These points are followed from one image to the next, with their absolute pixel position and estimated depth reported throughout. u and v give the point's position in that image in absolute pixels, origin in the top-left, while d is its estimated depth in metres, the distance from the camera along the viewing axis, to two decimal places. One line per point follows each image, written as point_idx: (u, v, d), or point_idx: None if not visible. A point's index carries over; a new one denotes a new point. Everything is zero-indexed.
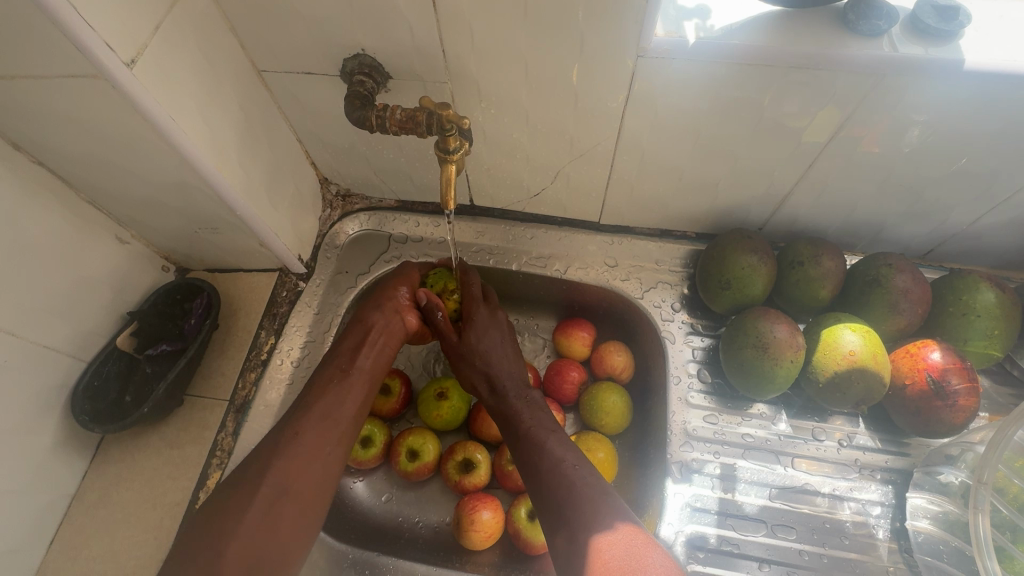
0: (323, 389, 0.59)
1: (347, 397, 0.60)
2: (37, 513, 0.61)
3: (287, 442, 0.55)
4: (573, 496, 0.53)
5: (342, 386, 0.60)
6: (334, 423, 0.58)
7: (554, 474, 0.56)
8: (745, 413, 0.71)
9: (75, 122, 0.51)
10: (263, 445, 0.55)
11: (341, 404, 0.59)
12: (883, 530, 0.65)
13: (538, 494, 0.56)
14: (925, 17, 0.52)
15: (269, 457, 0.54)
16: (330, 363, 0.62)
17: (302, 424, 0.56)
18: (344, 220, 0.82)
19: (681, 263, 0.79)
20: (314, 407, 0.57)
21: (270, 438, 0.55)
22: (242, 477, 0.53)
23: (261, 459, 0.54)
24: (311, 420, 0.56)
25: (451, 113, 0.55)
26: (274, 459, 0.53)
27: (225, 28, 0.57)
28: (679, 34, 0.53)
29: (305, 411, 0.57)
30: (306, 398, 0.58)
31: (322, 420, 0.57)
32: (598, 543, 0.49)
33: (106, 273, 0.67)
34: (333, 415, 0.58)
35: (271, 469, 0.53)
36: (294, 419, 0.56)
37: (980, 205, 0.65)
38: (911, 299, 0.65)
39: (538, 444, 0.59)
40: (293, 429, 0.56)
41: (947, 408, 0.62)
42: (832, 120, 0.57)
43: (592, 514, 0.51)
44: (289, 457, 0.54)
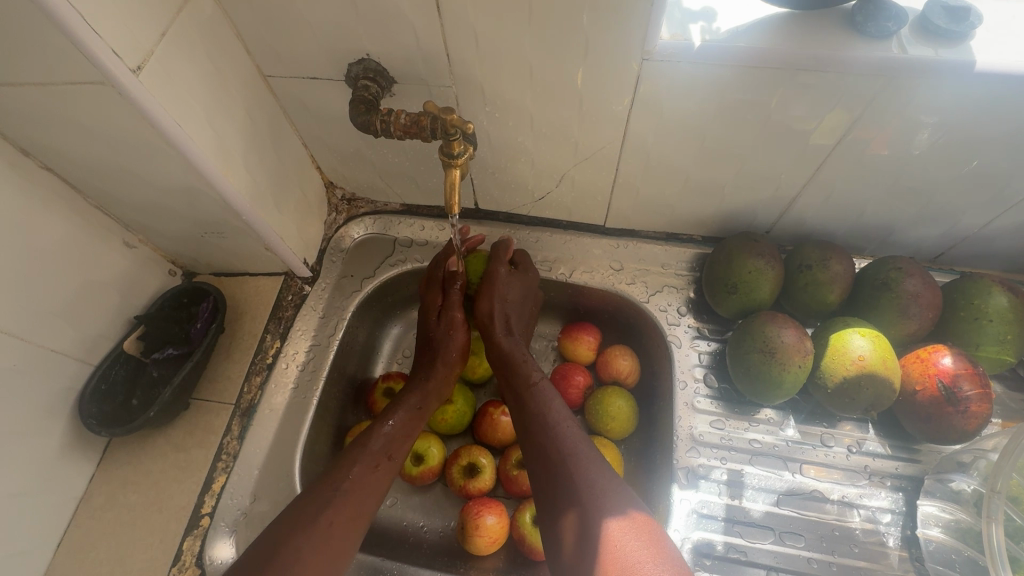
0: (360, 477, 0.58)
1: (378, 489, 0.59)
2: (44, 516, 0.61)
3: (321, 525, 0.52)
4: (575, 445, 0.57)
5: (377, 476, 0.59)
6: (363, 515, 0.56)
7: (557, 424, 0.59)
8: (753, 419, 0.70)
9: (83, 128, 0.52)
10: (285, 532, 0.51)
11: (371, 498, 0.57)
12: (894, 539, 0.64)
13: (535, 433, 0.59)
14: (935, 18, 0.51)
15: (299, 540, 0.50)
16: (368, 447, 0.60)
17: (340, 508, 0.54)
18: (348, 224, 0.82)
19: (687, 266, 0.78)
20: (352, 491, 0.56)
21: (300, 515, 0.53)
22: (268, 558, 0.49)
23: (290, 541, 0.50)
24: (348, 505, 0.55)
25: (455, 117, 0.56)
26: (303, 546, 0.50)
27: (230, 33, 0.58)
28: (684, 38, 0.52)
29: (343, 495, 0.55)
30: (342, 480, 0.57)
31: (357, 511, 0.55)
32: (610, 527, 0.49)
33: (113, 277, 0.67)
34: (364, 505, 0.56)
35: (301, 559, 0.49)
36: (331, 501, 0.54)
37: (992, 207, 0.64)
38: (922, 303, 0.64)
39: (546, 390, 0.63)
40: (329, 510, 0.54)
41: (959, 414, 0.61)
42: (840, 124, 0.57)
43: (597, 484, 0.53)
44: (321, 542, 0.51)
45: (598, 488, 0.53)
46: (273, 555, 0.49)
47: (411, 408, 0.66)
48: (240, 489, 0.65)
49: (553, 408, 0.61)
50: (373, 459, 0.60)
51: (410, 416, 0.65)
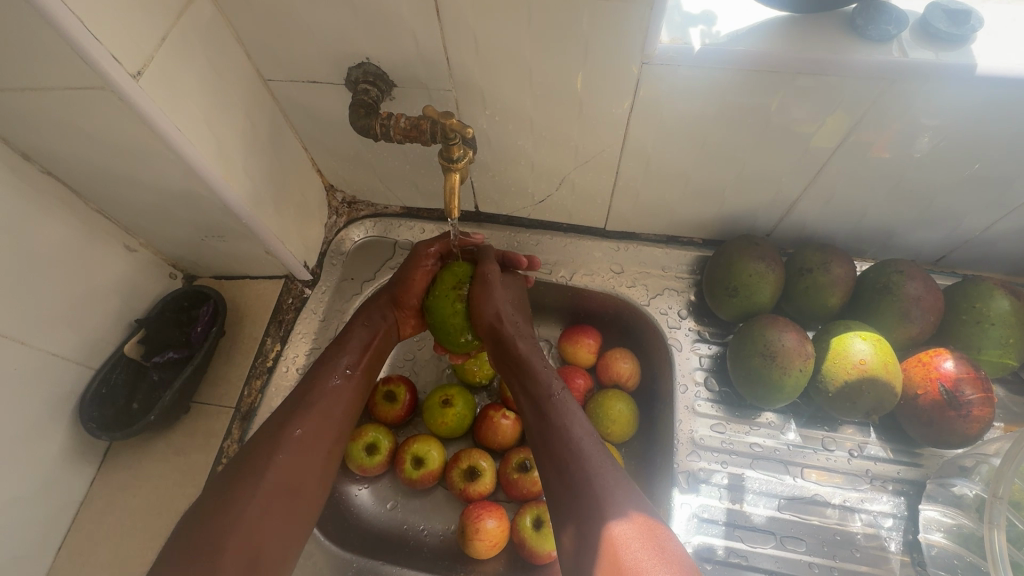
0: (321, 390, 0.59)
1: (345, 398, 0.61)
2: (45, 521, 0.61)
3: (289, 435, 0.55)
4: (593, 463, 0.52)
5: (340, 386, 0.61)
6: (333, 421, 0.59)
7: (572, 439, 0.54)
8: (754, 422, 0.70)
9: (84, 133, 0.52)
10: (257, 442, 0.54)
11: (341, 407, 0.60)
12: (895, 543, 0.63)
13: (552, 449, 0.55)
14: (935, 21, 0.51)
15: (269, 449, 0.54)
16: (328, 362, 0.62)
17: (306, 418, 0.57)
18: (349, 227, 0.82)
19: (687, 269, 0.78)
20: (316, 403, 0.58)
21: (268, 430, 0.55)
22: (241, 465, 0.53)
23: (261, 450, 0.54)
24: (315, 416, 0.57)
25: (454, 122, 0.55)
26: (274, 452, 0.54)
27: (230, 38, 0.58)
28: (683, 41, 0.52)
29: (307, 407, 0.58)
30: (305, 394, 0.59)
31: (323, 417, 0.58)
32: (615, 530, 0.47)
33: (114, 281, 0.67)
34: (333, 413, 0.59)
35: (273, 463, 0.53)
36: (294, 413, 0.57)
37: (994, 211, 0.64)
38: (923, 306, 0.64)
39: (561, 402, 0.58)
40: (295, 422, 0.56)
41: (961, 419, 0.61)
42: (840, 127, 0.57)
43: (611, 506, 0.49)
44: (291, 450, 0.54)
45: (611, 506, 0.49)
46: (243, 464, 0.52)
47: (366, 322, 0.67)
48: None
49: (571, 422, 0.56)
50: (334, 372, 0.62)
51: (366, 331, 0.66)
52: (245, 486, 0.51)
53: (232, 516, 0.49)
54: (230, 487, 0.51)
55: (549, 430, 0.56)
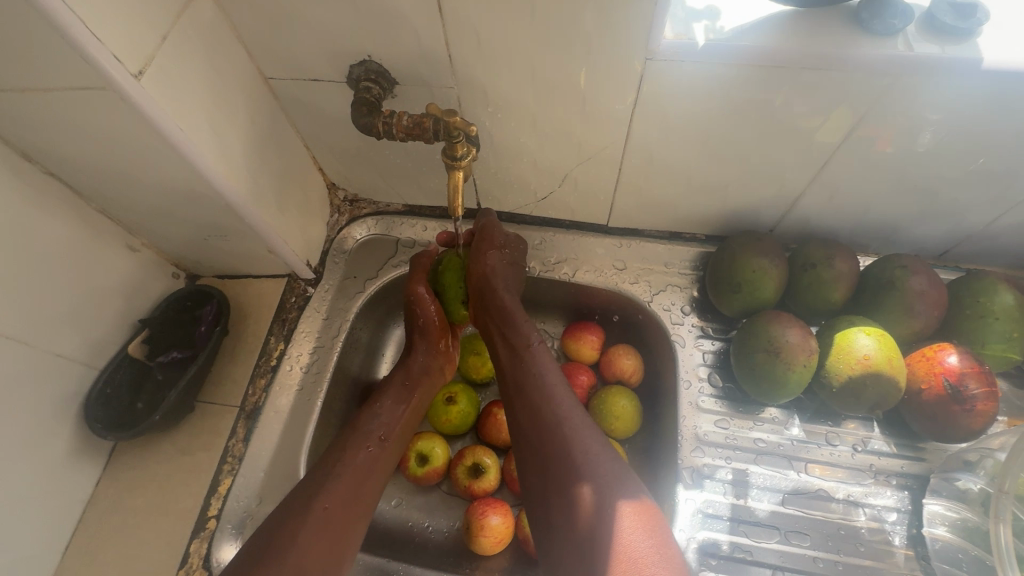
0: (355, 457, 0.60)
1: (376, 468, 0.61)
2: (51, 520, 0.62)
3: (315, 511, 0.54)
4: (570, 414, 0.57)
5: (371, 457, 0.61)
6: (363, 497, 0.58)
7: (552, 389, 0.59)
8: (757, 418, 0.70)
9: (83, 132, 0.51)
10: (279, 521, 0.53)
11: (369, 480, 0.59)
12: (899, 537, 0.64)
13: (533, 403, 0.59)
14: (941, 14, 0.51)
15: (294, 526, 0.52)
16: (361, 430, 0.63)
17: (334, 491, 0.56)
18: (351, 225, 0.82)
19: (690, 265, 0.78)
20: (343, 475, 0.58)
21: (295, 506, 0.54)
22: (263, 549, 0.50)
23: (284, 530, 0.52)
24: (343, 488, 0.57)
25: (458, 120, 0.55)
26: (299, 531, 0.52)
27: (231, 36, 0.57)
28: (687, 36, 0.52)
29: (335, 481, 0.57)
30: (336, 465, 0.59)
31: (351, 492, 0.57)
32: (624, 510, 0.49)
33: (116, 280, 0.67)
34: (360, 489, 0.58)
35: (296, 543, 0.51)
36: (322, 488, 0.56)
37: (998, 205, 0.64)
38: (927, 301, 0.64)
39: (540, 354, 0.63)
40: (322, 497, 0.55)
41: (965, 413, 0.61)
42: (846, 121, 0.56)
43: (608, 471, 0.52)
44: (315, 527, 0.53)
45: (609, 472, 0.52)
46: (267, 547, 0.50)
47: (401, 385, 0.69)
48: (246, 491, 0.65)
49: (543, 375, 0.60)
50: (367, 440, 0.62)
51: (399, 394, 0.68)
52: (268, 569, 0.49)
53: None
54: (246, 574, 0.48)
55: (529, 385, 0.60)
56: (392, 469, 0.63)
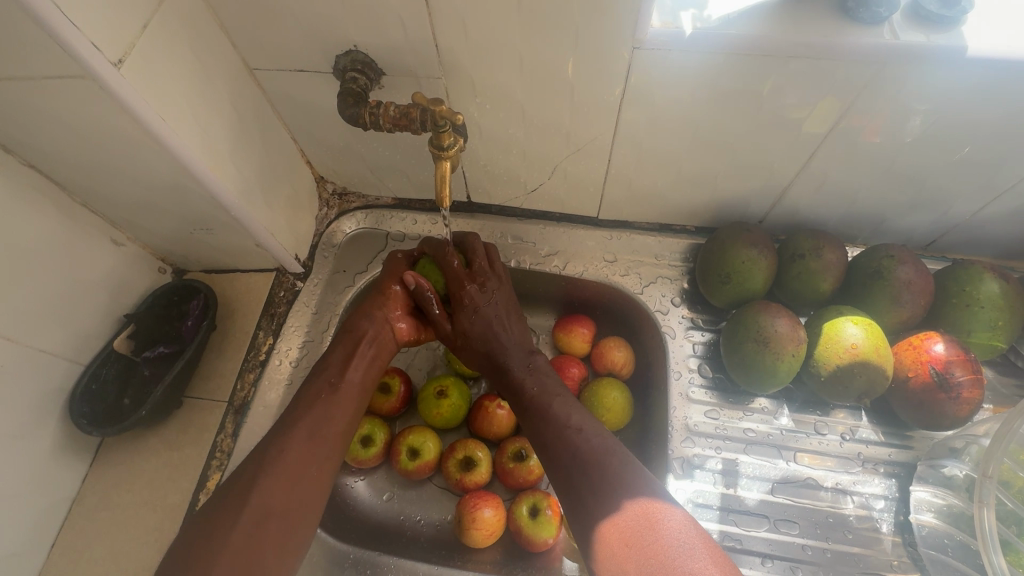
0: (310, 405, 0.58)
1: (334, 411, 0.59)
2: (36, 518, 0.61)
3: (271, 459, 0.53)
4: (582, 447, 0.55)
5: (328, 402, 0.59)
6: (322, 441, 0.56)
7: (563, 428, 0.58)
8: (747, 408, 0.70)
9: (62, 122, 0.51)
10: (243, 467, 0.53)
11: (329, 423, 0.58)
12: (887, 524, 0.64)
13: (546, 446, 0.58)
14: (927, 3, 0.51)
15: (251, 475, 0.52)
16: (315, 379, 0.60)
17: (290, 440, 0.55)
18: (340, 219, 0.81)
19: (680, 257, 0.78)
20: (300, 421, 0.56)
21: (256, 454, 0.54)
22: (226, 495, 0.51)
23: (245, 475, 0.52)
24: (297, 436, 0.55)
25: (444, 108, 0.55)
26: (257, 478, 0.52)
27: (214, 25, 0.56)
28: (675, 25, 0.52)
29: (292, 428, 0.56)
30: (292, 413, 0.57)
31: (307, 438, 0.56)
32: (609, 526, 0.49)
33: (100, 275, 0.66)
34: (320, 434, 0.57)
35: (253, 489, 0.51)
36: (277, 437, 0.55)
37: (983, 195, 0.64)
38: (914, 290, 0.64)
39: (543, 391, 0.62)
40: (278, 445, 0.54)
41: (951, 401, 0.61)
42: (832, 111, 0.57)
43: (609, 503, 0.50)
44: (273, 473, 0.52)
45: (606, 498, 0.51)
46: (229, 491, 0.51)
47: (351, 338, 0.64)
48: None
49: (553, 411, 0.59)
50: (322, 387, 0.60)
51: (351, 342, 0.64)
52: (229, 512, 0.49)
53: (213, 549, 0.47)
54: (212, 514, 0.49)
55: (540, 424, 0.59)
56: (358, 408, 0.61)
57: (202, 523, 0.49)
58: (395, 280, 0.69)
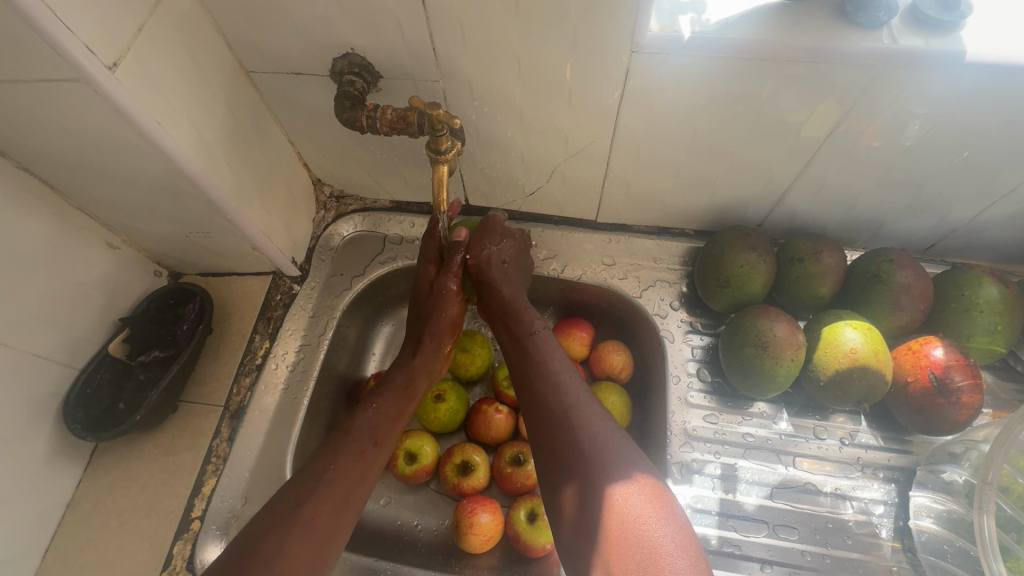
0: (347, 465, 0.54)
1: (369, 475, 0.55)
2: (30, 523, 0.60)
3: (302, 521, 0.48)
4: (577, 400, 0.55)
5: (365, 462, 0.55)
6: (354, 505, 0.53)
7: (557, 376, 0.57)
8: (746, 412, 0.70)
9: (56, 126, 0.50)
10: (265, 529, 0.47)
11: (362, 486, 0.54)
12: (886, 529, 0.64)
13: (535, 393, 0.57)
14: (926, 7, 0.51)
15: (278, 536, 0.47)
16: (354, 433, 0.57)
17: (324, 501, 0.51)
18: (337, 222, 0.81)
19: (679, 260, 0.78)
20: (336, 482, 0.52)
21: (281, 513, 0.49)
22: (248, 559, 0.45)
23: (270, 538, 0.47)
24: (333, 498, 0.51)
25: (441, 113, 0.54)
26: (285, 541, 0.47)
27: (211, 28, 0.56)
28: (673, 29, 0.52)
29: (327, 488, 0.51)
30: (327, 470, 0.53)
31: (342, 502, 0.52)
32: (614, 496, 0.46)
33: (96, 279, 0.66)
34: (352, 498, 0.53)
35: (283, 555, 0.46)
36: (311, 494, 0.50)
37: (982, 199, 0.64)
38: (913, 295, 0.64)
39: (542, 340, 0.61)
40: (312, 505, 0.50)
41: (950, 406, 0.61)
42: (832, 115, 0.56)
43: (606, 462, 0.49)
44: (305, 538, 0.48)
45: (607, 466, 0.49)
46: (251, 556, 0.45)
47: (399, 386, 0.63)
48: (231, 492, 0.64)
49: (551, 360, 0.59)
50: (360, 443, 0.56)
51: (397, 399, 0.62)
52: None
53: None
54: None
55: (532, 372, 0.59)
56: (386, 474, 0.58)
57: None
58: (429, 266, 0.69)
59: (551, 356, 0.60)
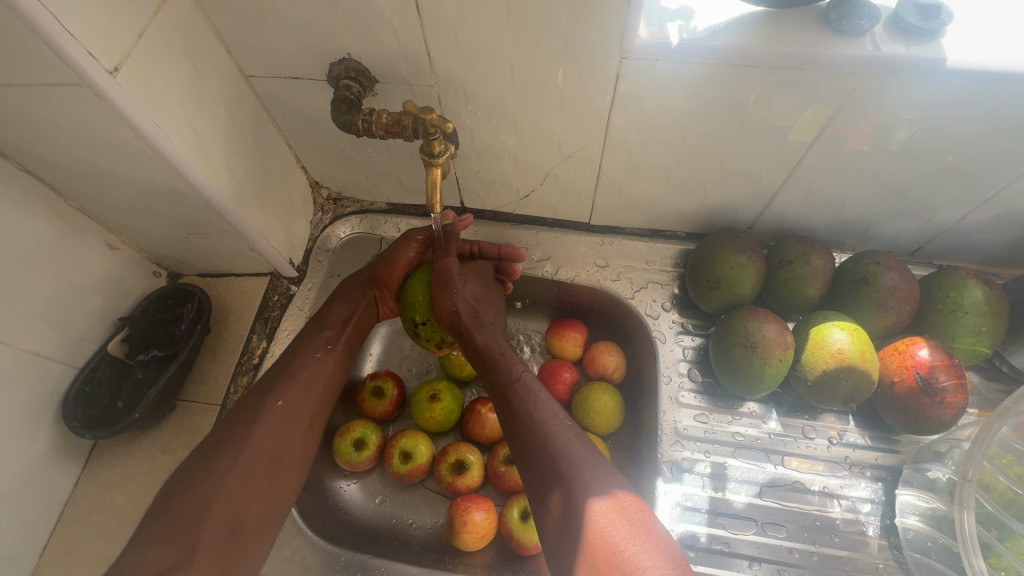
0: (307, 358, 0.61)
1: (327, 372, 0.62)
2: (29, 520, 0.61)
3: (269, 407, 0.56)
4: (566, 444, 0.53)
5: (322, 359, 0.62)
6: (315, 394, 0.60)
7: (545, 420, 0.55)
8: (736, 412, 0.71)
9: (58, 129, 0.51)
10: (240, 411, 0.55)
11: (322, 378, 0.61)
12: (873, 527, 0.65)
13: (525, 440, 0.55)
14: (907, 15, 0.52)
15: (248, 422, 0.54)
16: (310, 335, 0.63)
17: (286, 392, 0.58)
18: (335, 223, 0.82)
19: (671, 262, 0.79)
20: (297, 377, 0.59)
21: (250, 403, 0.56)
22: (223, 438, 0.53)
23: (241, 424, 0.54)
24: (295, 389, 0.58)
25: (434, 118, 0.55)
26: (255, 424, 0.54)
27: (210, 34, 0.57)
28: (662, 36, 0.53)
29: (290, 380, 0.59)
30: (286, 367, 0.60)
31: (303, 390, 0.59)
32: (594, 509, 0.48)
33: (96, 279, 0.67)
34: (314, 386, 0.60)
35: (254, 433, 0.54)
36: (274, 386, 0.58)
37: (967, 202, 0.65)
38: (899, 296, 0.65)
39: (527, 383, 0.58)
40: (275, 395, 0.57)
41: (935, 405, 0.62)
42: (817, 120, 0.58)
43: (587, 481, 0.50)
44: (272, 423, 0.55)
45: (584, 479, 0.50)
46: (222, 441, 0.53)
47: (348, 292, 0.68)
48: None
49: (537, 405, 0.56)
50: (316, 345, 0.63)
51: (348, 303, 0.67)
52: (226, 458, 0.52)
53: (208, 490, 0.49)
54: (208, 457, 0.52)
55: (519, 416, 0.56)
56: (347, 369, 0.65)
57: (199, 465, 0.51)
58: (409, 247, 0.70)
59: (536, 400, 0.57)
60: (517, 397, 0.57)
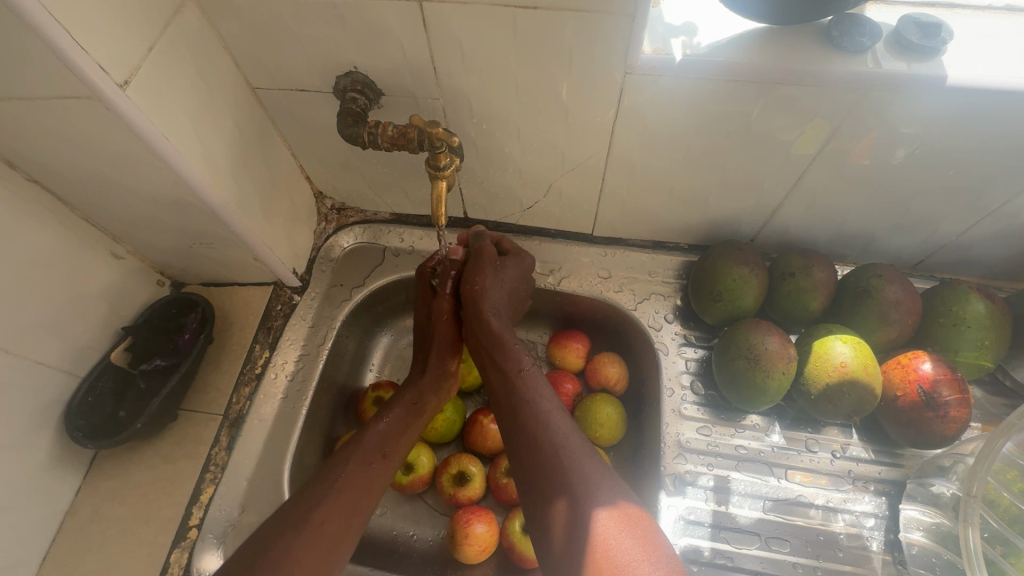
0: (356, 472, 0.57)
1: (374, 485, 0.57)
2: (30, 530, 0.61)
3: (312, 522, 0.51)
4: (564, 443, 0.54)
5: (372, 472, 0.58)
6: (359, 512, 0.55)
7: (544, 416, 0.56)
8: (739, 425, 0.71)
9: (67, 141, 0.52)
10: (280, 525, 0.50)
11: (367, 494, 0.56)
12: (877, 543, 0.65)
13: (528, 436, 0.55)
14: (907, 33, 0.53)
15: (289, 536, 0.49)
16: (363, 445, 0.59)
17: (332, 504, 0.53)
18: (338, 233, 0.82)
19: (673, 274, 0.79)
20: (345, 489, 0.55)
21: (290, 516, 0.51)
22: (257, 556, 0.47)
23: (280, 539, 0.48)
24: (341, 501, 0.53)
25: (440, 131, 0.56)
26: (295, 539, 0.49)
27: (218, 47, 0.58)
28: (666, 52, 0.54)
29: (336, 494, 0.54)
30: (335, 478, 0.55)
31: (348, 506, 0.54)
32: (599, 516, 0.48)
33: (100, 288, 0.67)
34: (360, 503, 0.55)
35: (292, 552, 0.48)
36: (319, 500, 0.53)
37: (968, 217, 0.66)
38: (902, 310, 0.65)
39: (530, 380, 0.60)
40: (319, 510, 0.52)
41: (939, 419, 0.62)
42: (820, 135, 0.58)
43: (592, 485, 0.50)
44: (313, 540, 0.49)
45: (588, 483, 0.50)
46: (260, 556, 0.47)
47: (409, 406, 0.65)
48: (229, 500, 0.64)
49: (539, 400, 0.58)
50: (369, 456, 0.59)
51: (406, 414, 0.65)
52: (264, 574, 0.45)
53: None
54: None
55: (523, 414, 0.57)
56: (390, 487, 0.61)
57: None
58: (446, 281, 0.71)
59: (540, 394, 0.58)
60: (518, 398, 0.59)
